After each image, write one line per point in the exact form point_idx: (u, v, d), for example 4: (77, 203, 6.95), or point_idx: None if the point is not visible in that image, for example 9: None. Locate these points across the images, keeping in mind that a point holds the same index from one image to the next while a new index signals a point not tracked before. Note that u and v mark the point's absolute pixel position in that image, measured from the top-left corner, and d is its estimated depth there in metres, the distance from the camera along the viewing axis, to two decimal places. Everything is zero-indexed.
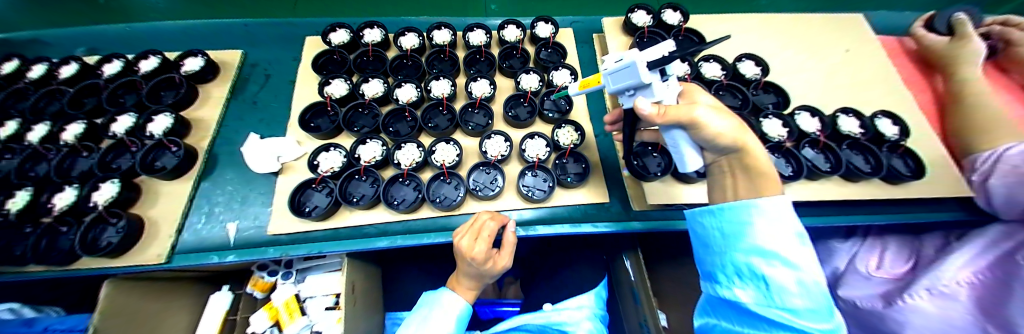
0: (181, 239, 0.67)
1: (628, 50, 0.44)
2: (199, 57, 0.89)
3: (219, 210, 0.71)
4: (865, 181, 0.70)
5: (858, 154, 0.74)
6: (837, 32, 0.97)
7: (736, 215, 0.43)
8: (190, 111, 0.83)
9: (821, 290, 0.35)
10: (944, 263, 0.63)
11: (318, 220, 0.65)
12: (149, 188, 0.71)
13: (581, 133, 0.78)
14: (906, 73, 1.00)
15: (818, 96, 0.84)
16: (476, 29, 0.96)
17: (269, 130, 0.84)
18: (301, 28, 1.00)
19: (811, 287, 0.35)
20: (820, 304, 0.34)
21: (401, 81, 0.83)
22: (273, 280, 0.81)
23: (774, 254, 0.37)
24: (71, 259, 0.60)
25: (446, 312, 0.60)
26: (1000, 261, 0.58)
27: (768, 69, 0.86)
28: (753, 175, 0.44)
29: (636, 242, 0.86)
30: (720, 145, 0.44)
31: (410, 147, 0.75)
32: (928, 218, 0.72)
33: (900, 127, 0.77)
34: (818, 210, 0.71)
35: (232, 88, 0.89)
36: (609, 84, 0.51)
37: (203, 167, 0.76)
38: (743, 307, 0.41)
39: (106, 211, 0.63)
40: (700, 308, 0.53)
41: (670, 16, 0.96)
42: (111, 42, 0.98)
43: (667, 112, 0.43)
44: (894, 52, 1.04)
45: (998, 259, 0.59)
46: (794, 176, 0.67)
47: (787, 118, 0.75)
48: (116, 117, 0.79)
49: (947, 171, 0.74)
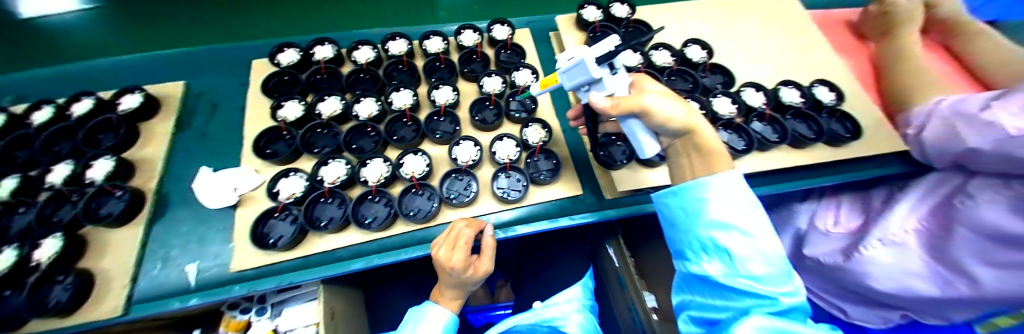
0: (137, 289, 0.62)
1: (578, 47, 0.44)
2: (136, 93, 0.82)
3: (177, 253, 0.67)
4: (812, 147, 0.76)
5: (802, 123, 0.80)
6: (773, 11, 1.04)
7: (693, 193, 0.44)
8: (134, 152, 0.77)
9: (777, 255, 0.39)
10: (893, 213, 0.70)
11: (284, 250, 0.62)
12: (95, 239, 0.65)
13: (548, 130, 0.80)
14: (841, 42, 1.09)
15: (762, 72, 0.90)
16: (433, 37, 0.96)
17: (224, 162, 0.79)
18: (249, 52, 0.97)
19: (765, 252, 0.39)
20: (775, 267, 0.39)
21: (360, 96, 0.81)
22: (247, 317, 0.77)
23: (731, 226, 0.40)
24: (16, 325, 0.55)
25: (432, 325, 0.59)
26: (940, 207, 0.66)
27: (713, 52, 0.91)
28: (705, 155, 0.46)
29: (616, 228, 0.89)
30: (671, 130, 0.46)
31: (377, 162, 0.73)
32: (870, 174, 0.78)
33: (836, 93, 0.84)
34: (774, 178, 0.75)
35: (179, 121, 0.84)
36: (565, 82, 0.50)
37: (155, 210, 0.71)
38: (711, 280, 0.42)
39: (49, 271, 0.58)
40: (675, 286, 0.54)
41: (619, 8, 0.99)
42: (39, 87, 0.89)
43: (620, 103, 0.44)
44: (828, 24, 1.13)
45: (938, 205, 0.66)
46: (746, 149, 0.72)
47: (734, 96, 0.80)
48: (50, 167, 0.72)
49: (882, 128, 0.80)
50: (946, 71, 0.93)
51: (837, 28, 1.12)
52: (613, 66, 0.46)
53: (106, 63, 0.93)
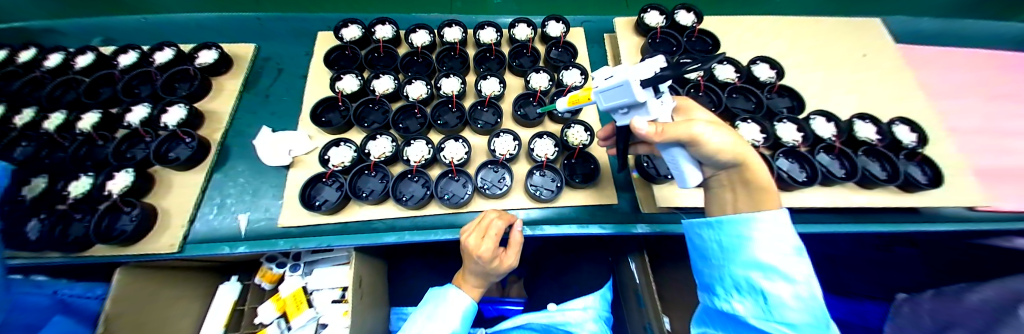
0: (193, 230, 0.68)
1: (621, 66, 0.39)
2: (213, 50, 0.90)
3: (231, 202, 0.72)
4: (881, 189, 0.69)
5: (874, 161, 0.73)
6: (852, 36, 0.96)
7: (736, 229, 0.40)
8: (204, 103, 0.84)
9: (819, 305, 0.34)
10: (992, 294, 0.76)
11: (327, 214, 0.66)
12: (162, 178, 0.72)
13: (591, 133, 0.77)
14: (938, 77, 0.96)
15: (832, 101, 0.83)
16: (487, 27, 0.96)
17: (282, 124, 0.84)
18: (314, 23, 1.02)
19: (809, 301, 0.34)
20: (816, 318, 0.34)
21: (411, 77, 0.84)
22: (281, 272, 0.83)
23: (774, 270, 0.36)
24: (83, 247, 0.61)
25: (454, 308, 0.60)
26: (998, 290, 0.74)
27: (783, 73, 0.84)
28: (753, 189, 0.42)
29: (642, 244, 0.84)
30: (720, 161, 0.42)
31: (419, 144, 0.75)
32: (942, 229, 0.70)
33: (918, 134, 0.76)
34: (830, 216, 0.71)
35: (245, 81, 0.90)
36: (601, 101, 0.46)
37: (216, 159, 0.77)
38: (741, 321, 0.39)
39: (121, 200, 0.64)
40: (695, 317, 0.51)
41: (683, 17, 0.95)
42: (128, 34, 0.99)
43: (667, 130, 0.38)
44: (928, 58, 0.99)
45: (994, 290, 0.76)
46: (808, 182, 0.67)
47: (801, 123, 0.74)
48: (131, 107, 0.79)
49: (961, 180, 0.73)
50: None
51: (931, 62, 0.99)
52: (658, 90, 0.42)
53: (187, 19, 1.01)
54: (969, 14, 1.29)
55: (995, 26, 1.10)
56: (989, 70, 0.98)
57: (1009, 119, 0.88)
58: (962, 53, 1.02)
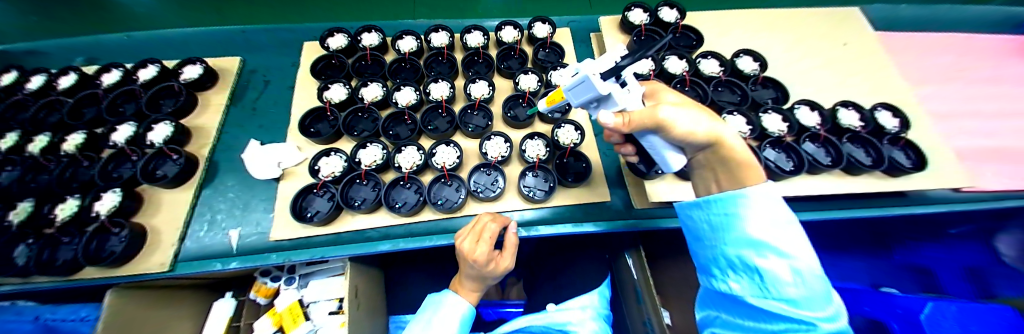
0: (183, 247, 0.67)
1: (582, 63, 0.42)
2: (198, 65, 0.89)
3: (222, 217, 0.71)
4: (867, 174, 0.70)
5: (859, 147, 0.74)
6: (831, 26, 0.98)
7: (726, 208, 0.40)
8: (191, 119, 0.83)
9: (820, 278, 0.31)
10: None
11: (319, 225, 0.65)
12: (151, 196, 0.71)
13: (581, 132, 0.78)
14: (917, 62, 0.98)
15: (817, 90, 0.84)
16: (474, 31, 0.96)
17: (270, 136, 0.84)
18: (299, 33, 1.01)
19: (808, 274, 0.31)
20: (817, 292, 0.31)
21: (399, 84, 0.83)
22: (277, 285, 0.82)
23: (765, 245, 0.34)
24: (72, 270, 0.60)
25: (451, 314, 0.59)
26: None
27: (767, 64, 0.86)
28: (733, 167, 0.41)
29: (637, 240, 0.86)
30: (693, 142, 0.42)
31: (410, 150, 0.75)
32: (927, 211, 0.72)
33: (900, 119, 0.77)
34: (821, 203, 0.72)
35: (232, 95, 0.89)
36: (572, 98, 0.48)
37: (205, 176, 0.76)
38: (741, 301, 0.37)
39: (109, 221, 0.63)
40: (699, 303, 0.49)
41: (667, 13, 0.96)
42: (110, 52, 0.98)
43: (632, 120, 0.39)
44: (906, 43, 1.02)
45: None
46: (795, 171, 0.68)
47: (786, 113, 0.76)
48: (116, 126, 0.78)
49: (945, 162, 0.74)
50: (1010, 114, 0.87)
51: (908, 47, 1.01)
52: (622, 80, 0.44)
53: (170, 35, 0.99)
54: (942, 1, 1.33)
55: (970, 10, 1.12)
56: (966, 53, 1.00)
57: (985, 100, 0.90)
58: (941, 38, 1.04)
